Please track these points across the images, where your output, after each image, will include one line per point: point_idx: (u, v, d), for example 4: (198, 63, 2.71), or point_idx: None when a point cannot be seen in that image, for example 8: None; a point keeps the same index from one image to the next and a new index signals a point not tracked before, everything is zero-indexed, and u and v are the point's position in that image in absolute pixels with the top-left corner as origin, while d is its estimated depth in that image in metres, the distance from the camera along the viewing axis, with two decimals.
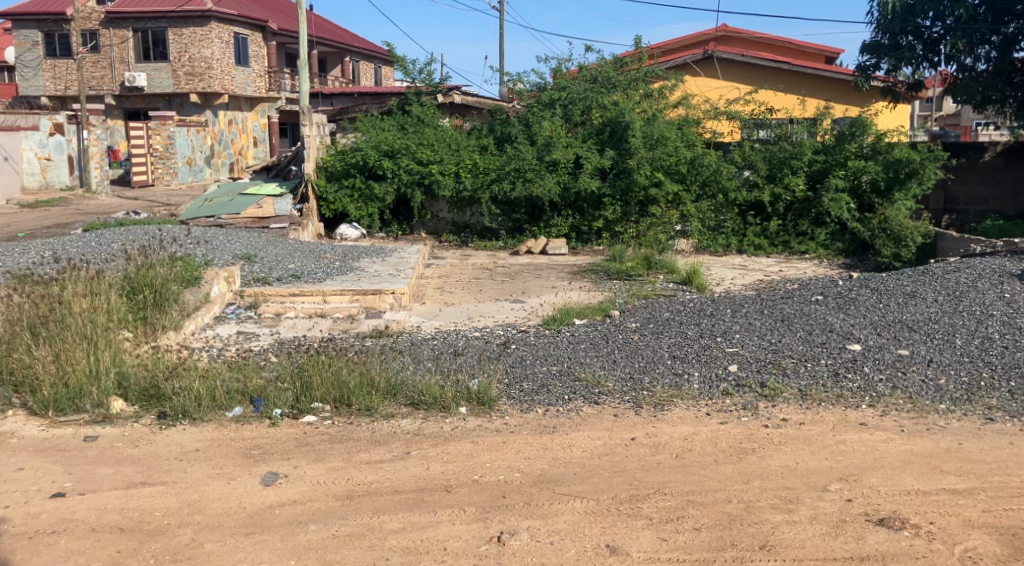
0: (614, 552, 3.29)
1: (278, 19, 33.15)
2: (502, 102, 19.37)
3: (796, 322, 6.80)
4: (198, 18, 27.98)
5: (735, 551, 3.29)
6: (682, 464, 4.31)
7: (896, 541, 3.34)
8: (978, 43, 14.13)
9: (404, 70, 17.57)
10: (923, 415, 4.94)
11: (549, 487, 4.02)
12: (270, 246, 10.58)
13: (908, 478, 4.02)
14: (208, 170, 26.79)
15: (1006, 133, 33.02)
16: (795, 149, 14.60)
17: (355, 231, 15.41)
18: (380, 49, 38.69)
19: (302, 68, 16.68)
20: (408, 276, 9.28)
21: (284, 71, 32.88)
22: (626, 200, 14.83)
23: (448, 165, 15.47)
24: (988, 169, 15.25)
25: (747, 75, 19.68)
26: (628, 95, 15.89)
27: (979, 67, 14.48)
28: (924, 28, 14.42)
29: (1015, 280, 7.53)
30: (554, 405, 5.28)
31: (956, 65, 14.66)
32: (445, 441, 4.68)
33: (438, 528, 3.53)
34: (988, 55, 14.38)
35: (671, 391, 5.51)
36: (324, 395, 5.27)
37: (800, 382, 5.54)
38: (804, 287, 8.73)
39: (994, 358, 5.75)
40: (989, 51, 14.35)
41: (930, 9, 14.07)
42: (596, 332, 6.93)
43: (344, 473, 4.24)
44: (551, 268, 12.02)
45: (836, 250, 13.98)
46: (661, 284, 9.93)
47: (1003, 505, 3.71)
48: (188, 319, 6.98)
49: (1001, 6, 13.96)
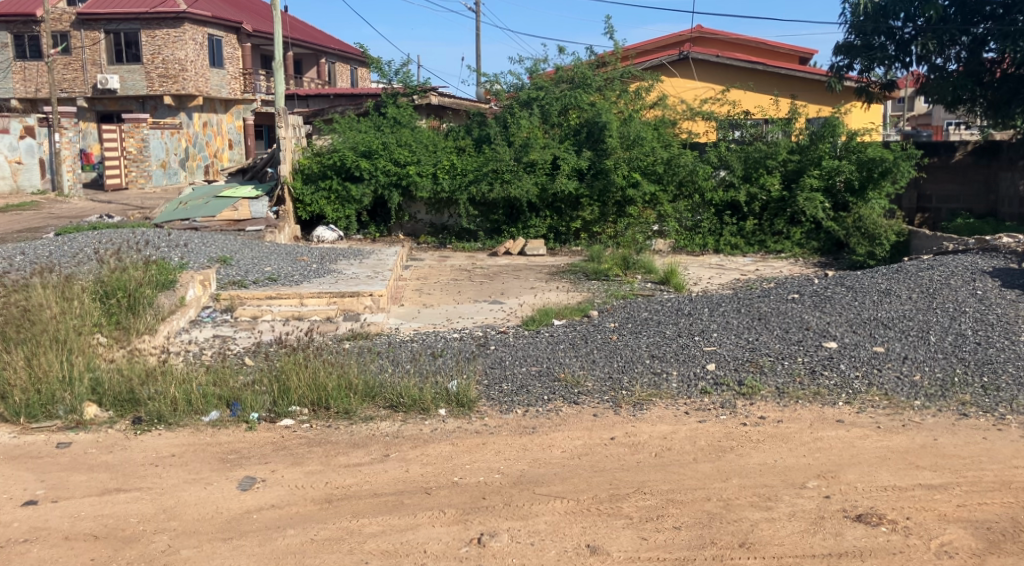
0: (595, 552, 3.29)
1: (253, 21, 32.89)
2: (480, 103, 19.33)
3: (773, 321, 6.85)
4: (171, 20, 27.68)
5: (715, 549, 3.30)
6: (661, 463, 4.32)
7: (873, 536, 3.38)
8: (949, 44, 14.30)
9: (380, 71, 17.44)
10: (898, 412, 4.99)
11: (529, 488, 4.01)
12: (246, 249, 10.45)
13: (885, 475, 4.06)
14: (183, 173, 26.45)
15: (976, 133, 33.98)
16: (771, 149, 14.69)
17: (332, 234, 15.34)
18: (355, 50, 38.49)
19: (278, 70, 16.04)
20: (386, 278, 9.16)
21: (259, 73, 32.67)
22: (604, 200, 14.92)
23: (425, 166, 15.44)
24: (958, 167, 15.47)
25: (721, 77, 19.80)
26: (605, 95, 15.96)
27: (949, 67, 14.60)
28: (896, 28, 14.61)
29: (986, 277, 7.65)
30: (534, 405, 5.27)
31: (928, 65, 14.76)
32: (425, 443, 4.66)
33: (418, 531, 3.50)
34: (958, 55, 14.48)
35: (650, 390, 5.52)
36: (302, 398, 5.20)
37: (778, 380, 5.58)
38: (781, 286, 8.81)
39: (967, 354, 5.83)
40: (960, 51, 14.46)
41: (901, 10, 14.30)
42: (575, 332, 6.93)
43: (322, 476, 4.20)
44: (529, 268, 12.09)
45: (812, 249, 14.19)
46: (639, 284, 9.99)
47: (979, 499, 3.77)
48: (163, 322, 6.86)
49: (970, 7, 14.22)
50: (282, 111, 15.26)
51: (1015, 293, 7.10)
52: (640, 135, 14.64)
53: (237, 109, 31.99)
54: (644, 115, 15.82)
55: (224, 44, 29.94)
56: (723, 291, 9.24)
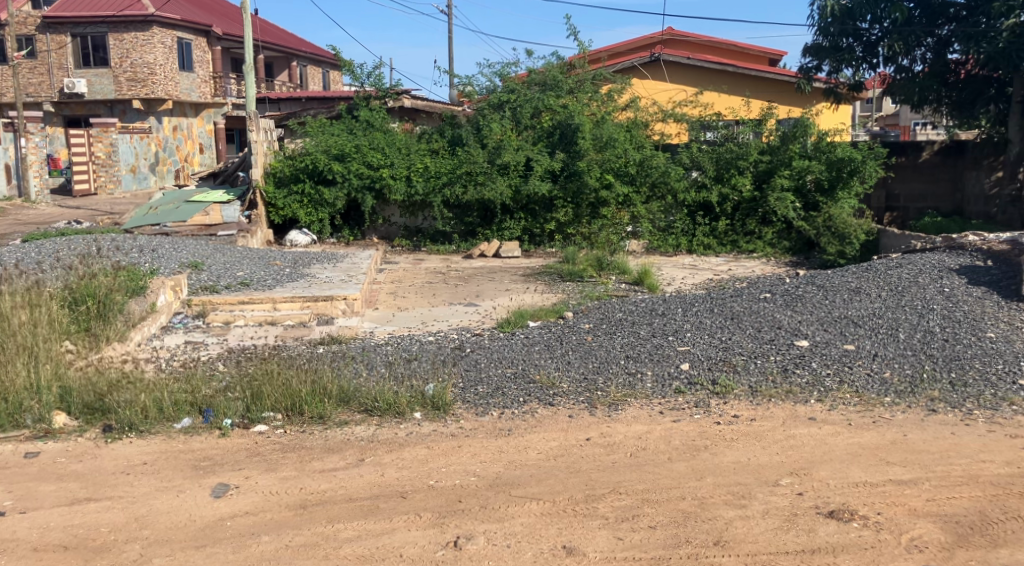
0: (571, 553, 3.30)
1: (223, 24, 32.60)
2: (453, 105, 19.28)
3: (745, 320, 6.91)
4: (138, 22, 27.37)
5: (690, 547, 3.33)
6: (636, 463, 4.34)
7: (845, 533, 3.44)
8: (914, 45, 14.48)
9: (352, 74, 17.31)
10: (870, 408, 5.05)
11: (505, 489, 4.02)
12: (218, 253, 10.34)
13: (856, 471, 4.12)
14: (153, 178, 26.12)
15: (942, 132, 34.48)
16: (741, 150, 14.78)
17: (305, 237, 15.24)
18: (328, 53, 38.27)
19: (248, 72, 15.84)
20: (360, 282, 9.11)
21: (230, 76, 32.35)
22: (577, 202, 14.97)
23: (399, 168, 15.34)
24: (926, 167, 15.70)
25: (693, 79, 19.96)
26: (577, 97, 15.99)
27: (916, 68, 14.81)
28: (863, 30, 14.74)
29: (953, 274, 7.78)
30: (509, 408, 5.25)
31: (894, 66, 14.96)
32: (400, 447, 4.63)
33: (394, 535, 3.49)
34: (924, 56, 14.72)
35: (625, 391, 5.53)
36: (276, 403, 5.12)
37: (750, 378, 5.63)
38: (753, 284, 8.87)
39: (935, 350, 5.92)
40: (926, 52, 14.69)
41: (868, 13, 14.37)
42: (550, 334, 6.93)
43: (297, 482, 4.17)
44: (505, 270, 12.06)
45: (783, 249, 14.35)
46: (614, 284, 10.04)
47: (946, 494, 3.85)
48: (134, 328, 6.74)
49: (935, 9, 14.28)
50: (252, 115, 15.11)
51: (981, 290, 7.21)
52: (613, 137, 14.71)
53: (207, 113, 31.58)
54: (617, 117, 15.86)
55: (195, 47, 29.59)
56: (697, 291, 9.30)
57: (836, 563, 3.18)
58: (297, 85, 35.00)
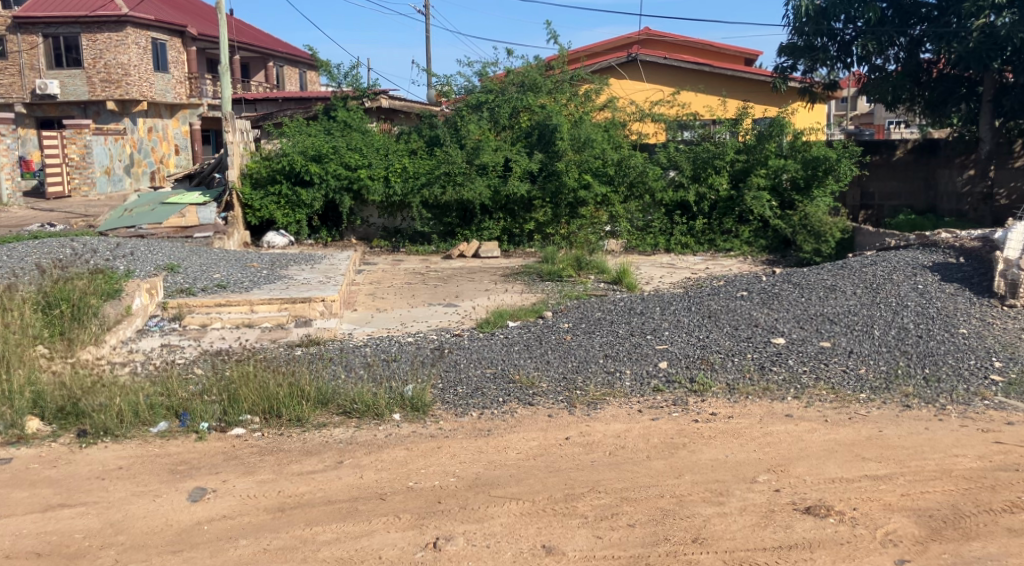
0: (550, 553, 3.31)
1: (198, 24, 32.35)
2: (430, 106, 19.23)
3: (722, 318, 6.96)
4: (112, 23, 27.09)
5: (669, 545, 3.35)
6: (615, 462, 4.36)
7: (822, 528, 3.47)
8: (887, 45, 14.57)
9: (329, 74, 17.24)
10: (846, 404, 5.11)
11: (485, 490, 4.02)
12: (195, 256, 10.24)
13: (832, 467, 4.17)
14: (128, 179, 25.87)
15: (916, 132, 34.87)
16: (718, 149, 14.85)
17: (282, 240, 15.15)
18: (305, 53, 38.00)
19: (224, 73, 15.72)
20: (339, 283, 9.07)
21: (205, 78, 32.07)
22: (556, 202, 14.98)
23: (377, 169, 15.30)
24: (899, 164, 15.84)
25: (670, 79, 20.05)
26: (555, 98, 15.85)
27: (888, 67, 14.83)
28: (837, 30, 14.85)
29: (926, 272, 7.87)
30: (489, 408, 5.24)
31: (868, 66, 14.97)
32: (379, 449, 4.61)
33: (372, 537, 3.48)
34: (896, 56, 14.74)
35: (604, 389, 5.55)
36: (253, 406, 5.08)
37: (728, 376, 5.66)
38: (730, 283, 8.93)
39: (909, 347, 5.99)
40: (898, 52, 14.72)
41: (842, 12, 14.50)
42: (529, 334, 6.93)
43: (274, 485, 4.14)
44: (486, 271, 12.00)
45: (760, 247, 14.48)
46: (593, 284, 10.06)
47: (920, 488, 3.90)
48: (109, 332, 6.64)
49: (907, 9, 14.40)
50: (228, 116, 15.02)
51: (954, 287, 7.31)
52: (591, 137, 14.74)
53: (182, 114, 31.17)
54: (595, 117, 15.89)
55: (169, 48, 29.27)
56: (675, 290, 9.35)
57: (812, 559, 3.21)
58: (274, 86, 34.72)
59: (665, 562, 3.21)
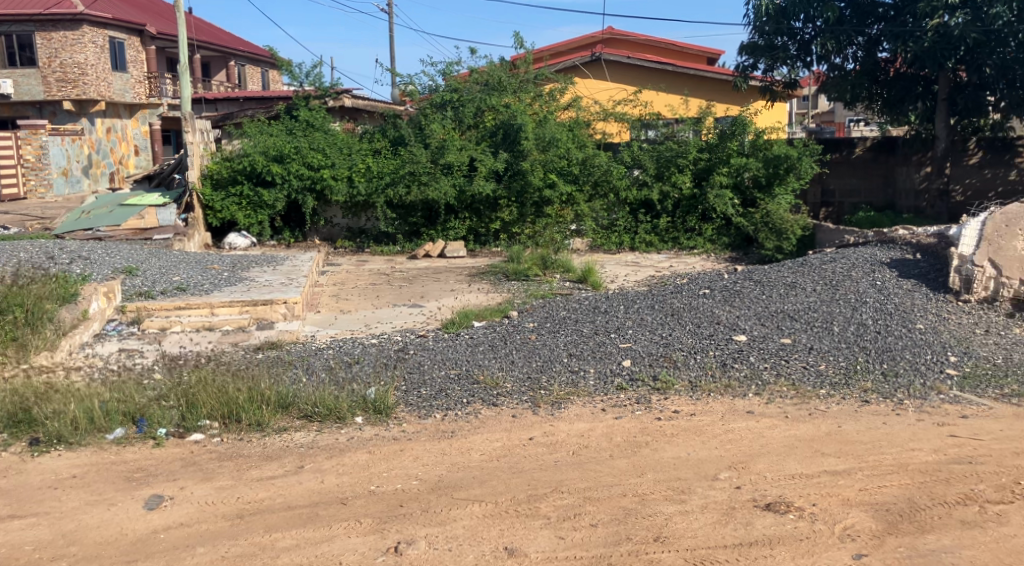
0: (512, 555, 3.30)
1: (156, 23, 31.88)
2: (395, 105, 19.07)
3: (685, 316, 6.99)
4: (67, 21, 26.60)
5: (631, 544, 3.35)
6: (578, 461, 4.36)
7: (782, 525, 3.50)
8: (846, 44, 14.71)
9: (290, 74, 17.02)
10: (806, 401, 5.16)
11: (448, 493, 3.99)
12: (153, 258, 10.07)
13: (792, 463, 4.20)
14: (86, 181, 25.47)
15: (875, 130, 35.52)
16: (681, 148, 14.89)
17: (244, 240, 15.13)
18: (264, 51, 37.46)
19: (182, 73, 15.48)
20: (302, 285, 8.99)
21: (165, 77, 31.67)
22: (521, 201, 15.01)
23: (340, 169, 15.17)
24: (858, 162, 16.05)
25: (633, 78, 20.15)
26: (519, 97, 15.82)
27: (848, 66, 15.01)
28: (796, 29, 14.92)
29: (884, 268, 7.99)
30: (453, 410, 5.22)
31: (827, 65, 15.08)
32: (340, 453, 4.56)
33: (333, 543, 3.44)
34: (855, 55, 14.91)
35: (568, 389, 5.54)
36: (212, 411, 5.00)
37: (690, 374, 5.70)
38: (693, 280, 8.98)
39: (868, 342, 6.07)
40: (856, 51, 14.88)
41: (801, 11, 14.58)
42: (494, 334, 6.92)
43: (233, 491, 4.08)
44: (452, 271, 11.94)
45: (723, 245, 14.68)
46: (558, 284, 10.01)
47: (878, 483, 3.95)
48: (65, 337, 6.50)
49: (864, 9, 14.55)
50: (187, 116, 14.79)
51: (911, 283, 7.42)
52: (555, 136, 14.72)
53: (142, 114, 30.69)
54: (559, 117, 15.92)
55: (127, 46, 28.94)
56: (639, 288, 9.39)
57: (772, 555, 3.23)
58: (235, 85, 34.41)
59: (627, 561, 3.21)
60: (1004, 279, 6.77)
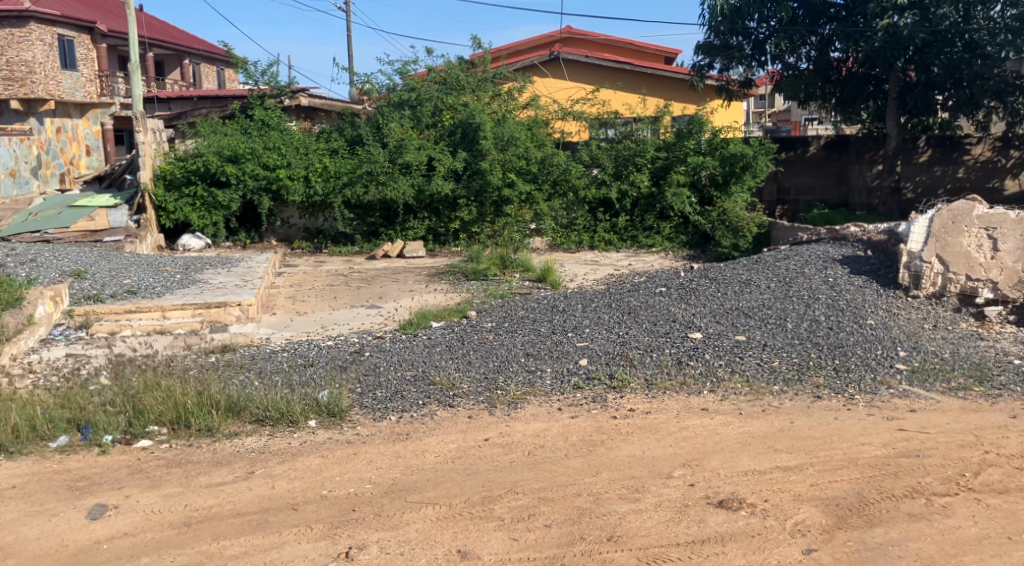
0: (465, 558, 3.27)
1: (107, 20, 31.32)
2: (353, 103, 18.94)
3: (642, 314, 7.02)
4: (14, 19, 26.48)
5: (584, 545, 3.34)
6: (533, 462, 4.34)
7: (734, 521, 3.51)
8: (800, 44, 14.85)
9: (245, 71, 16.78)
10: (759, 397, 5.19)
11: (401, 496, 3.95)
12: (103, 260, 9.90)
13: (746, 460, 4.23)
14: (34, 183, 23.15)
15: (829, 129, 36.21)
16: (639, 147, 14.99)
17: (199, 242, 14.95)
18: (220, 49, 36.92)
19: (132, 71, 15.18)
20: (256, 287, 8.88)
21: (117, 75, 31.18)
22: (481, 200, 14.99)
23: (297, 169, 14.99)
24: (812, 160, 16.25)
25: (592, 77, 20.20)
26: (478, 96, 15.72)
27: (801, 66, 15.09)
28: (751, 29, 14.94)
29: (837, 264, 8.09)
30: (408, 411, 5.18)
31: (782, 65, 15.22)
32: (292, 457, 4.50)
33: (283, 549, 3.39)
34: (808, 55, 14.98)
35: (524, 389, 5.52)
36: (160, 416, 4.92)
37: (646, 372, 5.71)
38: (651, 279, 9.02)
39: (821, 338, 6.13)
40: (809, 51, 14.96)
41: (755, 11, 14.56)
42: (451, 334, 6.89)
43: (181, 498, 4.01)
44: (411, 271, 11.89)
45: (680, 243, 14.76)
46: (517, 284, 9.98)
47: (829, 478, 3.98)
48: (9, 343, 6.34)
49: (816, 9, 14.59)
50: (139, 115, 14.57)
51: (863, 279, 7.53)
52: (514, 135, 14.69)
53: (92, 112, 28.44)
54: (518, 116, 15.84)
55: (76, 44, 28.44)
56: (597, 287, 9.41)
57: (723, 552, 3.24)
58: (189, 84, 33.90)
59: (580, 562, 3.20)
60: (951, 275, 6.92)
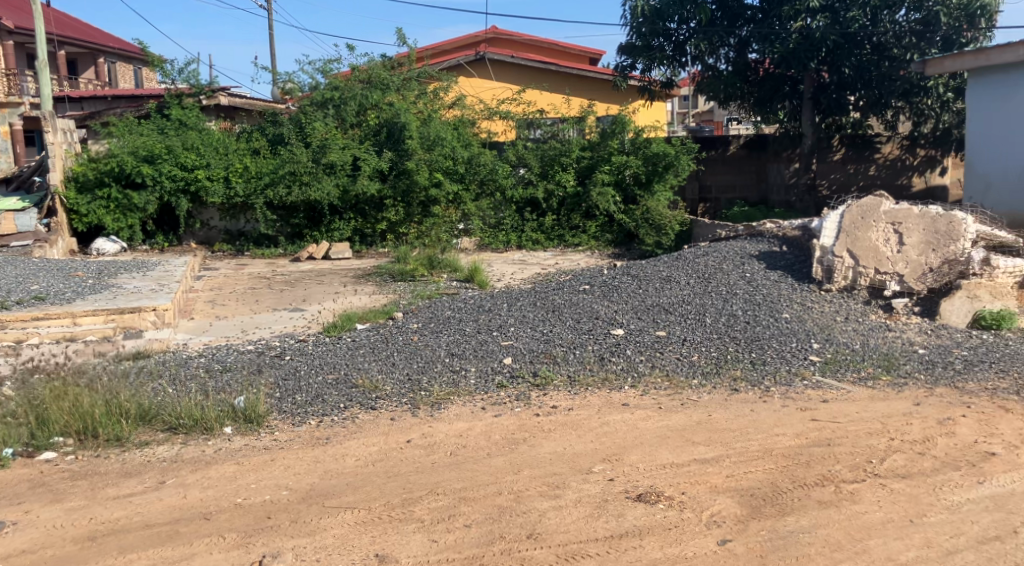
0: (382, 561, 3.23)
1: (14, 17, 30.00)
2: (276, 103, 18.55)
3: (566, 312, 7.07)
4: None
5: (503, 544, 3.33)
6: (455, 462, 4.32)
7: (651, 515, 3.55)
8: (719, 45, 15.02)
9: (160, 70, 16.29)
10: (678, 391, 5.28)
11: (318, 501, 3.88)
12: (8, 266, 9.52)
13: (665, 453, 4.28)
14: None
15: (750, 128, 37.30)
16: (564, 146, 15.19)
17: (114, 245, 14.44)
18: (136, 49, 35.72)
19: (42, 69, 14.60)
20: (172, 291, 8.66)
21: (25, 74, 29.91)
22: (408, 200, 14.95)
23: (216, 169, 14.70)
24: (733, 160, 16.67)
25: (518, 77, 20.28)
26: (403, 95, 15.49)
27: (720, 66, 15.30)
28: (671, 30, 14.99)
29: (754, 260, 8.30)
30: (329, 415, 5.10)
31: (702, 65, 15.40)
32: (206, 465, 4.38)
33: (193, 561, 3.29)
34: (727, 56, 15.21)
35: (448, 389, 5.50)
36: (65, 427, 4.73)
37: (570, 369, 5.76)
38: (576, 277, 9.09)
39: (739, 332, 6.28)
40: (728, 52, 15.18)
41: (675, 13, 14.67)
42: (376, 335, 6.83)
43: (87, 511, 3.86)
44: (337, 273, 11.76)
45: (606, 241, 14.93)
46: (445, 284, 9.95)
47: (745, 468, 4.06)
48: None
49: (734, 11, 14.85)
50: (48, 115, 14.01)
51: (779, 274, 7.74)
52: (440, 135, 14.62)
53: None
54: (444, 115, 15.76)
55: None
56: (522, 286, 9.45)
57: (640, 545, 3.28)
58: (105, 83, 32.76)
59: (498, 560, 3.19)
60: (861, 269, 7.21)
